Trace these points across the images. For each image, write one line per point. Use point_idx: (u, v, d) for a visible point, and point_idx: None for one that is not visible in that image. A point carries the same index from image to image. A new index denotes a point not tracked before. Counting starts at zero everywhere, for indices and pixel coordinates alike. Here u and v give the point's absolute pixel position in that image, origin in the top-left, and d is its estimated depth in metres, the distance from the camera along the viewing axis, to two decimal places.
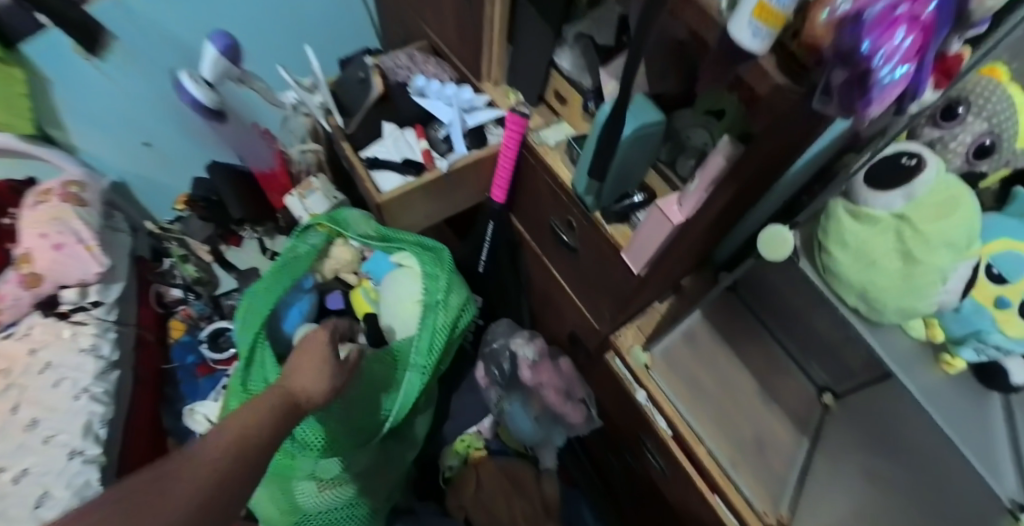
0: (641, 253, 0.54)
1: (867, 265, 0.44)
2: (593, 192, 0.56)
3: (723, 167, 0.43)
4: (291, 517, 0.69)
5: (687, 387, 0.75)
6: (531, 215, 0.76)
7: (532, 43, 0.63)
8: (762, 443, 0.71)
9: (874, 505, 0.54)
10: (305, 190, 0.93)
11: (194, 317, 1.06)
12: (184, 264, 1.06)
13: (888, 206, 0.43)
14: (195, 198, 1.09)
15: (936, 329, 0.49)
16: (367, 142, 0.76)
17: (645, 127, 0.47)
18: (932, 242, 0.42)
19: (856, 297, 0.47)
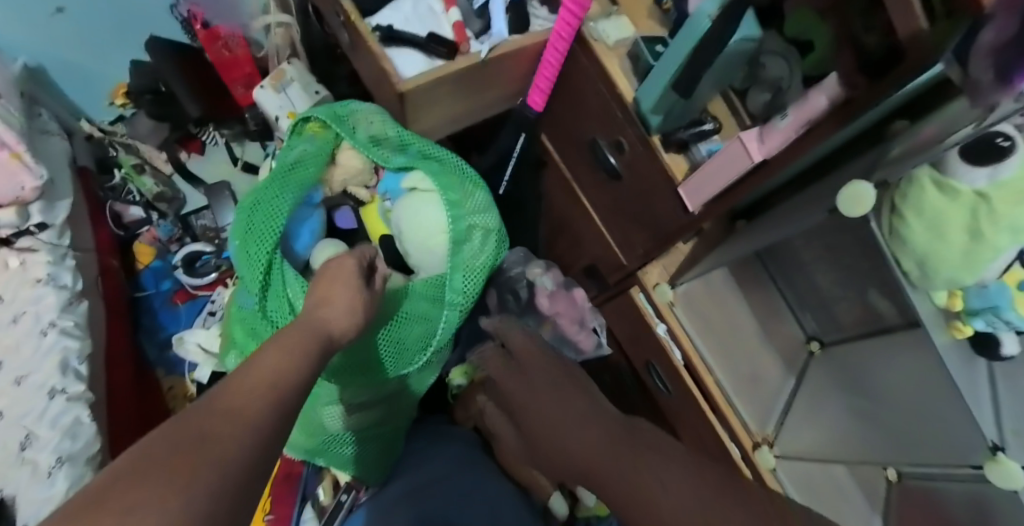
0: (702, 189, 0.50)
1: (938, 235, 0.39)
2: (663, 111, 0.48)
3: (825, 109, 0.38)
4: (312, 441, 0.67)
5: (702, 325, 0.74)
6: (565, 132, 0.68)
7: None
8: (757, 376, 0.73)
9: (855, 432, 0.60)
10: (278, 81, 0.79)
11: (162, 240, 0.94)
12: (139, 175, 0.93)
13: (971, 183, 0.38)
14: (136, 89, 0.88)
15: (956, 300, 0.49)
16: (378, 7, 0.61)
17: (744, 43, 0.41)
18: (1002, 223, 0.38)
19: (914, 263, 0.41)
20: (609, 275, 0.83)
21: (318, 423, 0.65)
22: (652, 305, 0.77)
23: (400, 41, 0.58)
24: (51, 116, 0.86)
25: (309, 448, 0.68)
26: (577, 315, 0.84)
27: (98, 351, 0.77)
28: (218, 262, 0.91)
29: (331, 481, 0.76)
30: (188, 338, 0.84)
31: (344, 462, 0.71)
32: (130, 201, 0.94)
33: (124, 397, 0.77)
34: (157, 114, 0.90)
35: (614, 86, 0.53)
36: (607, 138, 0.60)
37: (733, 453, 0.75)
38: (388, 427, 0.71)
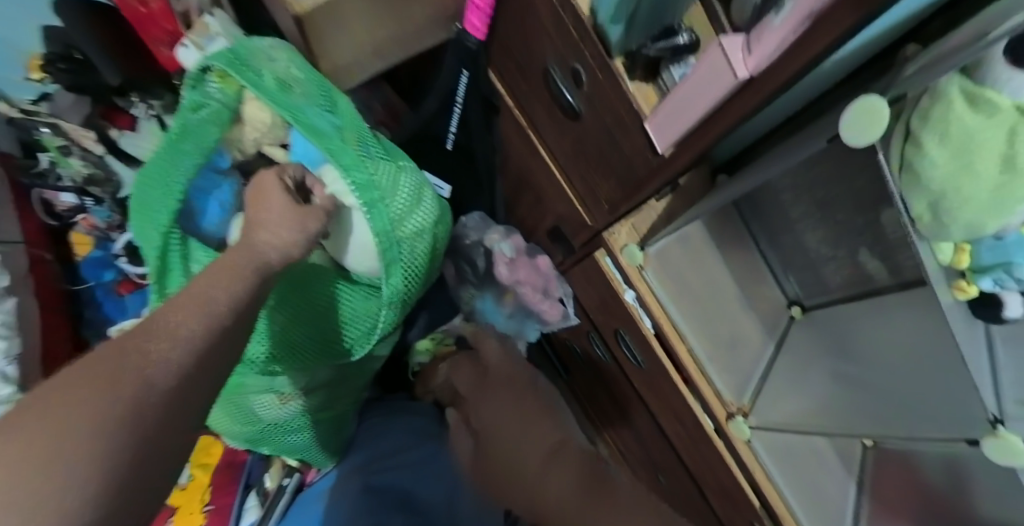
0: (671, 122, 0.42)
1: (963, 169, 0.32)
2: (623, 21, 0.39)
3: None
4: (251, 429, 0.64)
5: (674, 287, 0.68)
6: (521, 62, 0.58)
7: None
8: (735, 341, 0.68)
9: (839, 402, 0.57)
10: (200, 38, 0.69)
11: (101, 227, 0.93)
12: (68, 158, 0.87)
13: (1017, 93, 0.29)
14: (49, 58, 0.81)
15: (963, 256, 0.39)
16: None
17: None
18: None
19: (925, 204, 0.35)
20: (575, 237, 0.76)
21: (253, 410, 0.61)
22: (620, 269, 0.71)
23: None
24: None
25: (249, 435, 0.65)
26: (542, 284, 0.79)
27: (26, 347, 0.80)
28: None
29: (277, 468, 0.73)
30: None
31: (296, 449, 0.67)
32: (59, 187, 0.89)
33: None
34: (68, 82, 0.81)
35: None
36: (564, 69, 0.51)
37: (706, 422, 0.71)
38: (331, 413, 0.66)
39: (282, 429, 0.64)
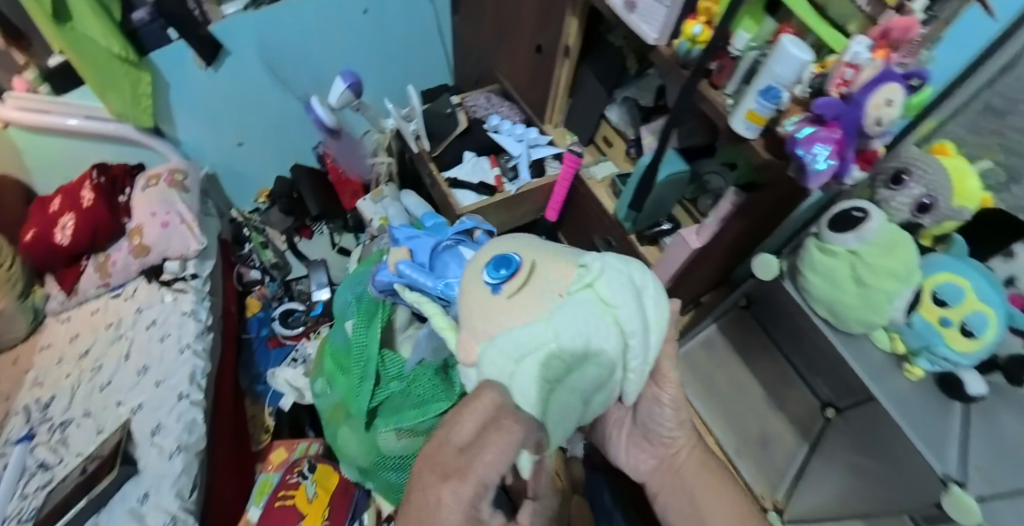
0: (668, 268, 0.72)
1: (832, 285, 0.56)
2: (632, 219, 0.74)
3: (730, 209, 0.62)
4: (371, 457, 0.83)
5: (703, 384, 0.88)
6: (578, 230, 0.92)
7: (590, 97, 0.84)
8: (765, 438, 0.82)
9: (851, 493, 0.66)
10: (377, 196, 1.10)
11: (268, 296, 1.18)
12: (264, 250, 1.19)
13: (844, 245, 0.54)
14: (276, 194, 1.19)
15: (897, 343, 0.56)
16: (450, 164, 0.94)
17: (676, 174, 0.68)
18: (879, 272, 0.53)
19: (826, 309, 0.59)
20: None
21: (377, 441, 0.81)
22: None
23: (462, 185, 0.91)
24: (214, 205, 1.19)
25: (369, 461, 0.83)
26: None
27: (212, 372, 0.98)
28: (306, 318, 1.12)
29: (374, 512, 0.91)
30: (279, 372, 1.04)
31: (397, 484, 0.85)
32: (252, 266, 1.21)
33: (217, 425, 0.94)
34: (285, 209, 1.19)
35: (602, 203, 0.81)
36: (602, 238, 0.85)
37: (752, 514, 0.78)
38: None
39: (386, 463, 0.83)
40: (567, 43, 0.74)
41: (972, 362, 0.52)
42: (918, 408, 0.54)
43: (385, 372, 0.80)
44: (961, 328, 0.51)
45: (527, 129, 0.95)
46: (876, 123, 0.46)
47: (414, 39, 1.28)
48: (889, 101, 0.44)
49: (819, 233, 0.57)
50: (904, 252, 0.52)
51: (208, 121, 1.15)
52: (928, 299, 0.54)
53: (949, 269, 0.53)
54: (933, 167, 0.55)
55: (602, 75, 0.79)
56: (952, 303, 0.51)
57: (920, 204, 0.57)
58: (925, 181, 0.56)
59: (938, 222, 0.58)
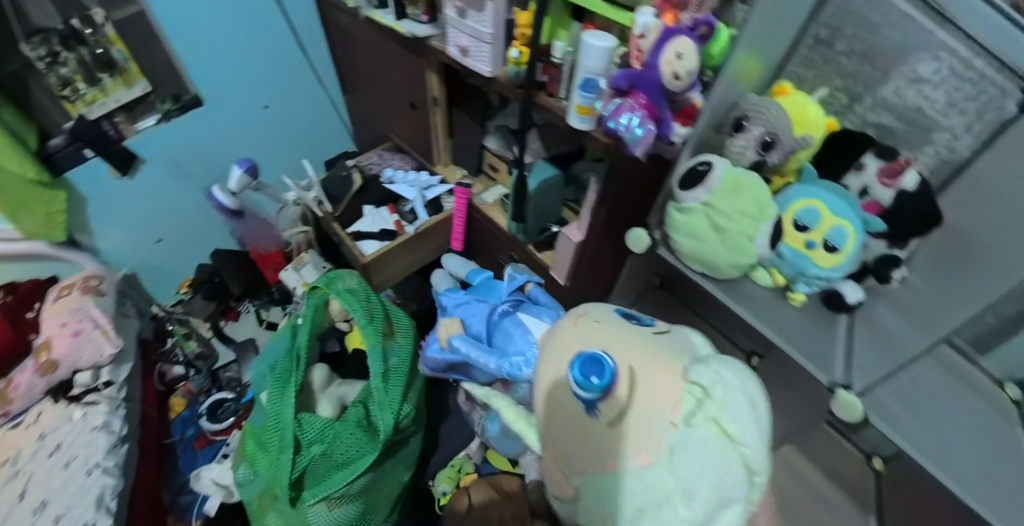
0: (562, 265, 0.75)
1: (698, 241, 0.58)
2: (521, 227, 0.78)
3: (596, 197, 0.66)
4: None
5: None
6: (485, 254, 0.94)
7: (467, 136, 0.98)
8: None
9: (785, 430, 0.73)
10: (298, 264, 1.09)
11: (194, 391, 1.10)
12: (187, 341, 1.10)
13: (696, 199, 0.57)
14: (198, 280, 1.15)
15: (777, 276, 0.64)
16: (353, 220, 0.99)
17: (548, 180, 0.73)
18: (731, 215, 0.56)
19: (699, 264, 0.60)
20: None
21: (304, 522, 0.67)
22: None
23: (366, 236, 0.94)
24: (132, 305, 1.16)
25: None
26: None
27: (125, 490, 0.88)
28: (237, 406, 1.04)
29: None
30: (205, 472, 0.94)
31: None
32: (175, 361, 1.15)
33: None
34: (209, 292, 1.13)
35: (495, 221, 0.85)
36: (507, 255, 0.87)
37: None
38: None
39: None
40: (434, 93, 0.88)
41: (839, 273, 0.60)
42: (808, 334, 0.62)
43: (302, 439, 0.66)
44: (822, 246, 0.59)
45: (420, 174, 1.03)
46: (674, 79, 0.49)
47: (316, 117, 1.38)
48: (678, 53, 0.47)
49: (674, 196, 0.59)
50: (749, 190, 0.55)
51: (130, 224, 1.16)
52: (792, 227, 0.60)
53: (803, 195, 0.60)
54: (768, 106, 0.59)
55: (468, 111, 0.94)
56: (812, 226, 0.59)
57: (764, 141, 0.59)
58: (762, 120, 0.59)
59: (785, 156, 0.61)
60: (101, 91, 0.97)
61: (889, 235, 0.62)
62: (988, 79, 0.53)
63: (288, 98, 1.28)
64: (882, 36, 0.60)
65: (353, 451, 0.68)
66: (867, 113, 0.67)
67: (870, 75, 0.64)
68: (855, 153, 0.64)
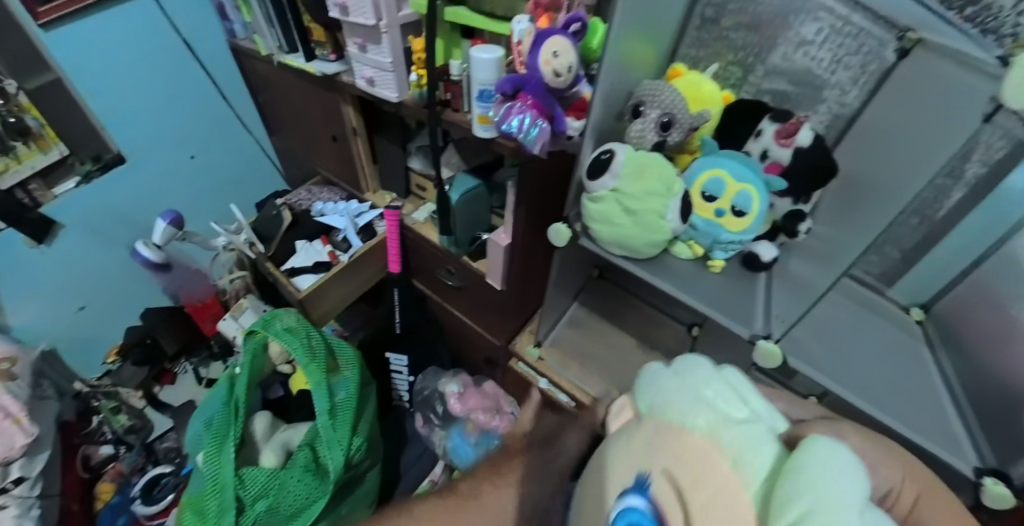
0: (496, 270, 0.75)
1: (613, 226, 0.59)
2: (452, 239, 0.79)
3: (514, 199, 0.66)
4: None
5: (582, 362, 0.80)
6: (425, 272, 0.92)
7: (392, 160, 0.99)
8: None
9: None
10: (236, 311, 1.05)
11: (125, 473, 1.04)
12: (116, 415, 1.07)
13: (604, 187, 0.58)
14: (127, 345, 1.10)
15: (696, 247, 0.65)
16: (286, 257, 0.96)
17: (469, 190, 0.76)
18: (639, 197, 0.57)
19: (618, 247, 0.61)
20: (497, 355, 0.91)
21: None
22: (529, 365, 0.83)
23: (301, 271, 0.92)
24: (50, 384, 1.06)
25: None
26: (489, 403, 0.90)
27: None
28: (176, 480, 0.99)
29: None
30: None
31: None
32: (102, 440, 1.08)
33: None
34: (139, 359, 1.10)
35: (427, 238, 0.85)
36: (445, 269, 0.87)
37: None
38: None
39: None
40: (352, 124, 0.95)
41: (748, 235, 0.63)
42: (732, 294, 0.63)
43: (246, 497, 0.63)
44: (731, 212, 0.61)
45: (350, 203, 1.03)
46: (556, 77, 0.50)
47: (245, 160, 1.35)
48: (553, 52, 0.48)
49: (585, 186, 0.60)
50: (652, 171, 0.57)
51: (47, 296, 1.08)
52: (702, 197, 0.62)
53: (709, 166, 0.62)
54: (660, 88, 0.61)
55: (391, 138, 0.96)
56: (718, 195, 0.62)
57: (662, 121, 0.61)
58: (657, 102, 0.60)
59: (684, 133, 0.63)
60: (14, 159, 0.91)
61: (793, 193, 0.65)
62: (866, 32, 0.60)
63: (213, 144, 1.26)
64: (763, 7, 0.67)
65: (305, 496, 0.65)
66: (760, 82, 0.73)
67: (759, 44, 0.70)
68: (753, 119, 0.68)
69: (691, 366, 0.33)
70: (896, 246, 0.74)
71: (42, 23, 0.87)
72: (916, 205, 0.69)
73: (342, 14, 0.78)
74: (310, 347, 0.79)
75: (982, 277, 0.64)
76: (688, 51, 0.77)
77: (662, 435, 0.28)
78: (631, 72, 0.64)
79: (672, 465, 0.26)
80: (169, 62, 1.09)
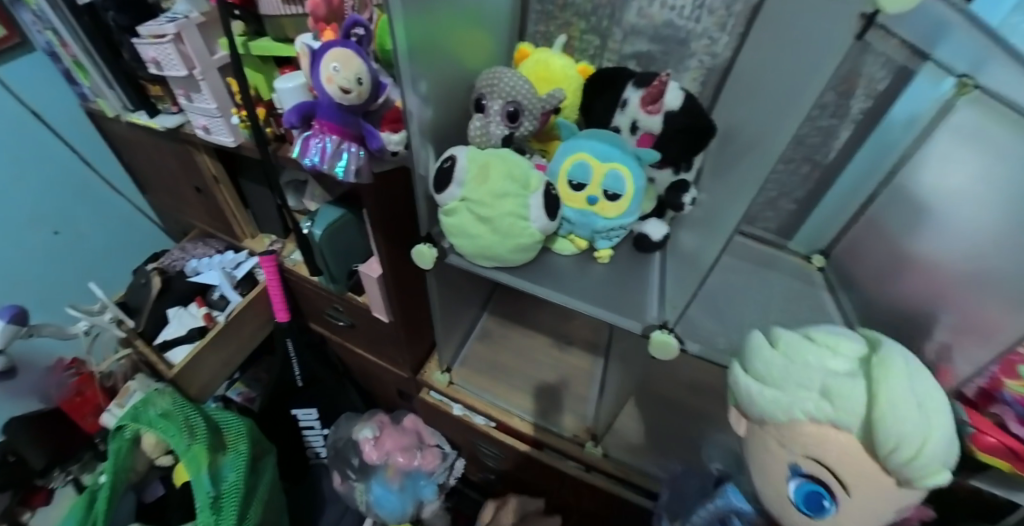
0: (377, 302, 0.68)
1: (471, 237, 0.55)
2: (328, 276, 0.71)
3: (373, 223, 0.60)
4: None
5: (495, 379, 0.73)
6: (318, 315, 0.84)
7: (261, 199, 0.89)
8: (565, 383, 0.70)
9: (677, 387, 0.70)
10: (124, 398, 0.91)
11: None
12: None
13: (452, 197, 0.54)
14: None
15: (578, 239, 0.60)
16: (159, 330, 0.87)
17: (335, 221, 0.67)
18: (488, 202, 0.53)
19: (485, 259, 0.57)
20: (410, 390, 0.82)
21: None
22: (440, 393, 0.75)
23: (174, 342, 0.83)
24: None
25: None
26: (411, 440, 0.81)
27: None
28: None
29: None
30: None
31: None
32: None
33: None
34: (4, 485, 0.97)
35: (308, 279, 0.76)
36: (333, 309, 0.78)
37: (565, 466, 0.65)
38: None
39: None
40: (211, 172, 0.85)
41: (629, 220, 0.58)
42: (621, 285, 0.57)
43: None
44: (605, 197, 0.56)
45: (227, 255, 0.93)
46: (345, 93, 0.50)
47: (119, 226, 1.21)
48: (331, 72, 0.49)
49: (437, 198, 0.56)
50: (496, 171, 0.53)
51: None
52: (570, 187, 0.57)
53: (571, 151, 0.56)
54: (497, 76, 0.55)
55: (254, 177, 0.86)
56: (586, 182, 0.56)
57: (507, 112, 0.55)
58: (497, 94, 0.55)
59: (536, 120, 0.58)
60: None
61: (671, 162, 0.60)
62: None
63: (79, 213, 1.11)
64: None
65: None
66: (621, 47, 0.68)
67: (609, 6, 0.65)
68: (619, 87, 0.62)
69: (761, 360, 0.31)
70: (789, 198, 0.71)
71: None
72: (804, 152, 0.65)
73: (156, 69, 0.72)
74: (191, 430, 0.68)
75: (873, 214, 0.60)
76: (537, 27, 0.71)
77: (780, 434, 0.31)
78: (459, 64, 0.57)
79: (812, 452, 0.30)
80: (11, 134, 0.94)
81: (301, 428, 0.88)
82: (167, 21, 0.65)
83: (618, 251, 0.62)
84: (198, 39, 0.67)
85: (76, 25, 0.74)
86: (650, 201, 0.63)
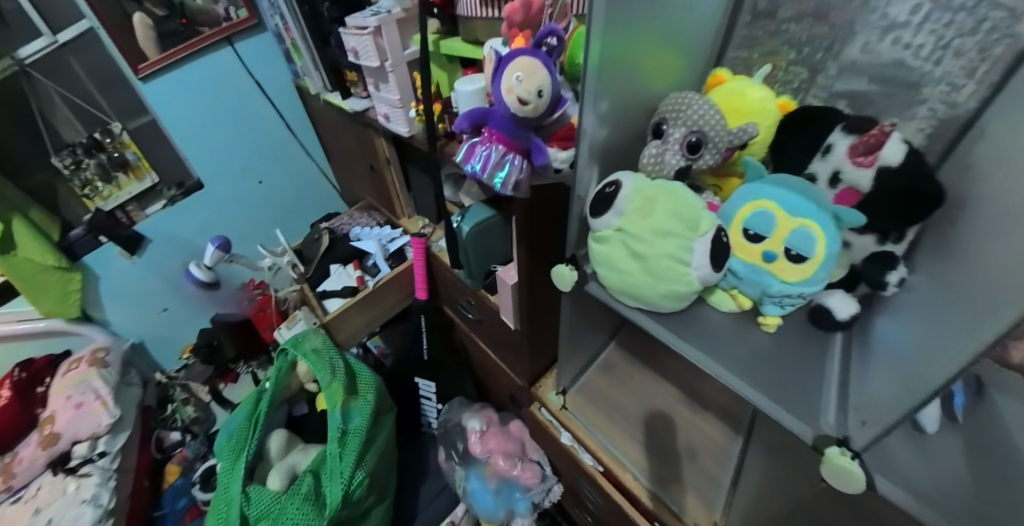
0: (508, 307, 0.71)
1: (620, 271, 0.53)
2: (469, 272, 0.76)
3: (520, 233, 0.61)
4: None
5: (605, 414, 0.71)
6: (450, 301, 0.90)
7: (421, 184, 0.97)
8: (691, 451, 0.60)
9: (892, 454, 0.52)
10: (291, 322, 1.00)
11: (189, 458, 1.21)
12: (185, 407, 1.29)
13: (608, 224, 0.52)
14: (199, 345, 1.32)
15: (741, 298, 0.54)
16: (320, 280, 1.00)
17: (484, 220, 0.70)
18: (646, 236, 0.50)
19: (628, 295, 0.54)
20: (523, 400, 0.86)
21: None
22: (551, 414, 0.78)
23: (331, 294, 0.96)
24: (138, 373, 1.26)
25: None
26: (514, 449, 0.85)
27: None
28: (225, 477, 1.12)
29: None
30: None
31: None
32: (172, 428, 1.26)
33: None
34: (203, 358, 1.30)
35: (444, 264, 0.82)
36: (465, 301, 0.83)
37: None
38: None
39: None
40: (385, 154, 0.95)
41: (809, 290, 0.50)
42: (793, 362, 0.49)
43: (250, 513, 0.67)
44: (786, 256, 0.49)
45: (385, 228, 1.04)
46: (523, 104, 0.51)
47: (307, 185, 1.42)
48: (513, 84, 0.51)
49: (592, 223, 0.55)
50: (665, 204, 0.50)
51: (132, 301, 1.22)
52: (745, 237, 0.51)
53: (753, 197, 0.50)
54: (685, 102, 0.52)
55: (419, 164, 0.93)
56: (766, 235, 0.49)
57: (688, 142, 0.51)
58: (680, 121, 0.51)
59: (717, 155, 0.52)
60: (115, 186, 1.09)
61: (876, 229, 0.49)
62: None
63: (278, 169, 1.33)
64: None
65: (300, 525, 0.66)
66: (832, 83, 0.57)
67: (829, 36, 0.55)
68: (823, 130, 0.53)
69: None
70: None
71: (142, 76, 1.00)
72: None
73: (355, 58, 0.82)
74: (333, 370, 0.79)
75: None
76: (739, 52, 0.64)
77: None
78: (645, 85, 0.54)
79: None
80: (242, 104, 1.18)
81: (420, 397, 0.97)
82: (371, 15, 0.74)
83: (789, 319, 0.54)
84: (395, 34, 0.74)
85: (297, 10, 0.88)
86: (840, 269, 0.53)
